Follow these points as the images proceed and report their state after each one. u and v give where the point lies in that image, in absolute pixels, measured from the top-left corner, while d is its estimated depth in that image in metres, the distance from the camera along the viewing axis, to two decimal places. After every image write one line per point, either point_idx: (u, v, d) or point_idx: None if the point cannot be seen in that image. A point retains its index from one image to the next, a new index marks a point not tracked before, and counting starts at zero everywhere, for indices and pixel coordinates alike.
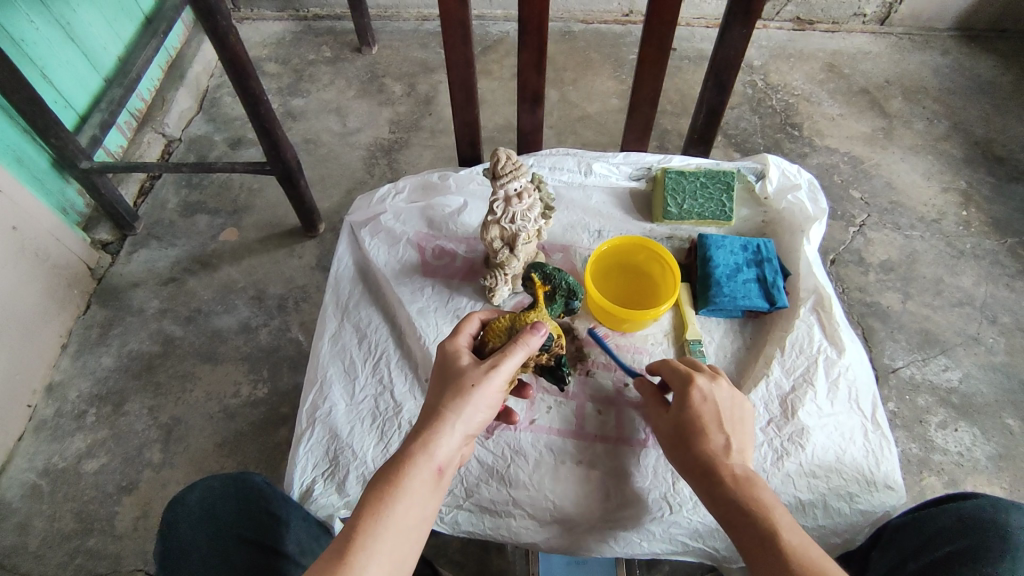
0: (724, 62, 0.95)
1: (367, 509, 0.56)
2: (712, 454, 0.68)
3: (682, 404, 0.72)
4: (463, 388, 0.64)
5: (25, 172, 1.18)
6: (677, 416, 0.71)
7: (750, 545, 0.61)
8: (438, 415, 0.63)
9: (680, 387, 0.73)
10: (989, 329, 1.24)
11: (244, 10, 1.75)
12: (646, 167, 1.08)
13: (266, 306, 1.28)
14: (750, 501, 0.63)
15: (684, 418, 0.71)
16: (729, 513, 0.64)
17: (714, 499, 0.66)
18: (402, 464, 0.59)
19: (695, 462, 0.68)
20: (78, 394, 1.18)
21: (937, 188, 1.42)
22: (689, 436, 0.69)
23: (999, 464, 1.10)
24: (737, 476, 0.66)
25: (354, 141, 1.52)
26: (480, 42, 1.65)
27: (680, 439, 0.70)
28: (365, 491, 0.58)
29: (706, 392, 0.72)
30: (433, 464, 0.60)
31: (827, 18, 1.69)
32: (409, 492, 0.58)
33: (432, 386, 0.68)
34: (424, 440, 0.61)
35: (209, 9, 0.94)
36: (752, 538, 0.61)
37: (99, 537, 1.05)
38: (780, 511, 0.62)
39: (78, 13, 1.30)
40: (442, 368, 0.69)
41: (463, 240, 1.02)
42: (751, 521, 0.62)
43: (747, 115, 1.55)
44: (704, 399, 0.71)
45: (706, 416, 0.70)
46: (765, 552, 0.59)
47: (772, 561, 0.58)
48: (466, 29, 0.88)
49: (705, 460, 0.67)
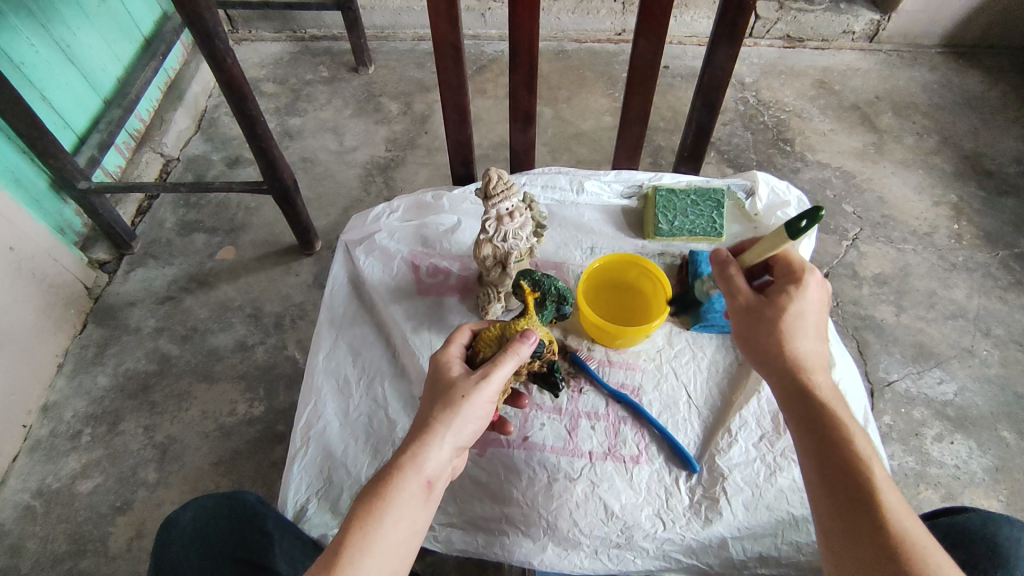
0: (712, 82, 0.97)
1: (356, 519, 0.57)
2: (806, 358, 0.66)
3: (795, 301, 0.68)
4: (453, 398, 0.64)
5: (23, 192, 1.19)
6: (788, 308, 0.68)
7: (829, 464, 0.60)
8: (427, 427, 0.62)
9: (795, 284, 0.69)
10: (983, 341, 1.24)
11: (242, 31, 1.78)
12: (637, 185, 1.10)
13: (262, 324, 1.28)
14: (839, 418, 0.62)
15: (796, 314, 0.68)
16: (813, 425, 0.62)
17: (799, 405, 0.64)
18: (388, 478, 0.59)
19: (787, 361, 0.66)
20: (73, 414, 1.18)
21: (929, 203, 1.44)
22: (792, 333, 0.67)
23: (996, 477, 1.10)
24: (829, 389, 0.65)
25: (351, 160, 1.53)
26: (475, 61, 1.68)
27: (779, 333, 0.67)
28: (352, 506, 0.58)
29: (813, 293, 0.69)
30: (423, 477, 0.60)
31: (817, 35, 1.72)
32: (399, 504, 0.58)
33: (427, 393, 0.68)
34: (414, 450, 0.61)
35: (206, 33, 0.95)
36: (832, 456, 0.60)
37: (92, 558, 1.04)
38: (861, 436, 0.61)
39: (78, 36, 1.32)
40: (437, 375, 0.69)
41: (457, 258, 1.03)
42: (839, 442, 0.60)
43: (740, 131, 1.57)
44: (813, 301, 0.69)
45: (811, 318, 0.68)
46: (846, 475, 0.58)
47: (851, 484, 0.58)
48: (458, 52, 0.89)
49: (800, 361, 0.66)
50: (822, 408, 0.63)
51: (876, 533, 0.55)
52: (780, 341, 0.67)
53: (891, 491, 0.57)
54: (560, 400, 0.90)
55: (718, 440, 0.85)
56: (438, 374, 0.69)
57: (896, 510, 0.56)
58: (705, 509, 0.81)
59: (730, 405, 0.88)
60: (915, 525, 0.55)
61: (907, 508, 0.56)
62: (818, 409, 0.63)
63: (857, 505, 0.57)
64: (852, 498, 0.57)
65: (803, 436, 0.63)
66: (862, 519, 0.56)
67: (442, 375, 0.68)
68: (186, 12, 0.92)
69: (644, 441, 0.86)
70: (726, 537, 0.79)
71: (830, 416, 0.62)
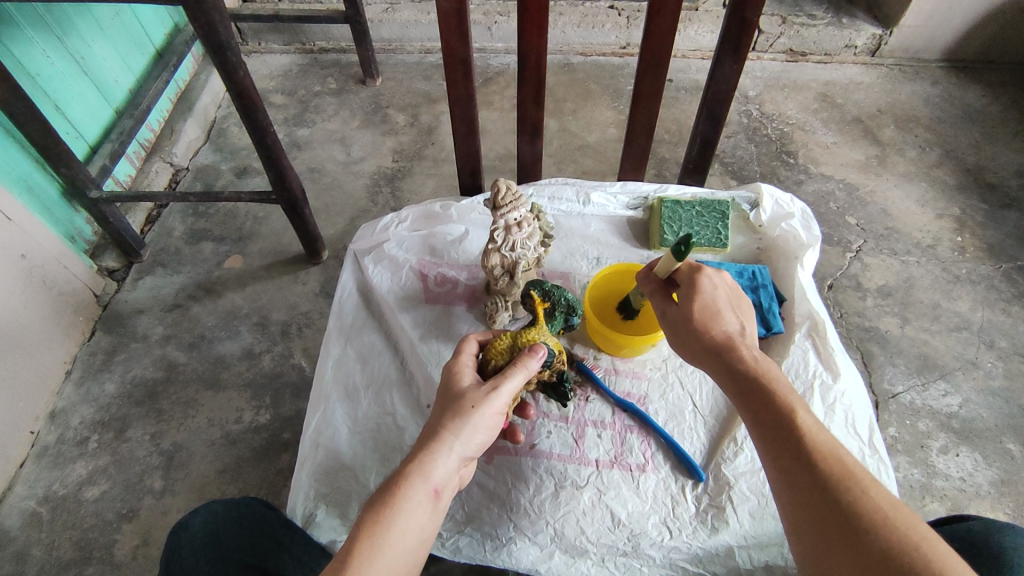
0: (716, 95, 0.98)
1: (366, 525, 0.57)
2: (729, 334, 0.69)
3: (699, 300, 0.71)
4: (462, 407, 0.65)
5: (36, 201, 1.21)
6: (697, 306, 0.71)
7: (767, 430, 0.62)
8: (436, 436, 0.63)
9: (694, 284, 0.72)
10: (987, 353, 1.25)
11: (252, 43, 1.81)
12: (643, 197, 1.11)
13: (269, 332, 1.29)
14: (770, 381, 0.64)
15: (702, 310, 0.71)
16: (745, 396, 0.64)
17: (729, 380, 0.66)
18: (398, 485, 0.59)
19: (710, 346, 0.68)
20: (80, 420, 1.19)
21: (932, 215, 1.44)
22: (707, 322, 0.70)
23: (1002, 490, 1.10)
24: (753, 357, 0.67)
25: (358, 170, 1.55)
26: (482, 74, 1.70)
27: (694, 328, 0.70)
28: (361, 513, 0.58)
29: (717, 282, 0.73)
30: (430, 486, 0.60)
31: (820, 49, 1.74)
32: (408, 509, 0.58)
33: (436, 403, 0.69)
34: (423, 458, 0.61)
35: (220, 47, 0.97)
36: (769, 422, 0.62)
37: (98, 565, 1.05)
38: (792, 392, 0.63)
39: (92, 48, 1.34)
40: (446, 385, 0.70)
41: (464, 267, 1.04)
42: (773, 406, 0.62)
43: (743, 143, 1.58)
44: (715, 292, 0.72)
45: (721, 304, 0.71)
46: (784, 437, 0.60)
47: (790, 444, 0.60)
48: (467, 65, 0.91)
49: (723, 341, 0.68)
50: (750, 378, 0.65)
51: (821, 489, 0.57)
52: (698, 335, 0.70)
53: (826, 440, 0.60)
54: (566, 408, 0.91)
55: (724, 449, 0.86)
56: (447, 384, 0.70)
57: (835, 459, 0.58)
58: (712, 518, 0.81)
59: (736, 414, 0.88)
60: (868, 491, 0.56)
61: (846, 454, 0.59)
62: (748, 379, 0.65)
63: (799, 465, 0.59)
64: (793, 460, 0.59)
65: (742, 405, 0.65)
66: (806, 479, 0.58)
67: (449, 385, 0.69)
68: (200, 25, 0.94)
69: (650, 449, 0.87)
70: (733, 545, 0.80)
71: (759, 382, 0.64)
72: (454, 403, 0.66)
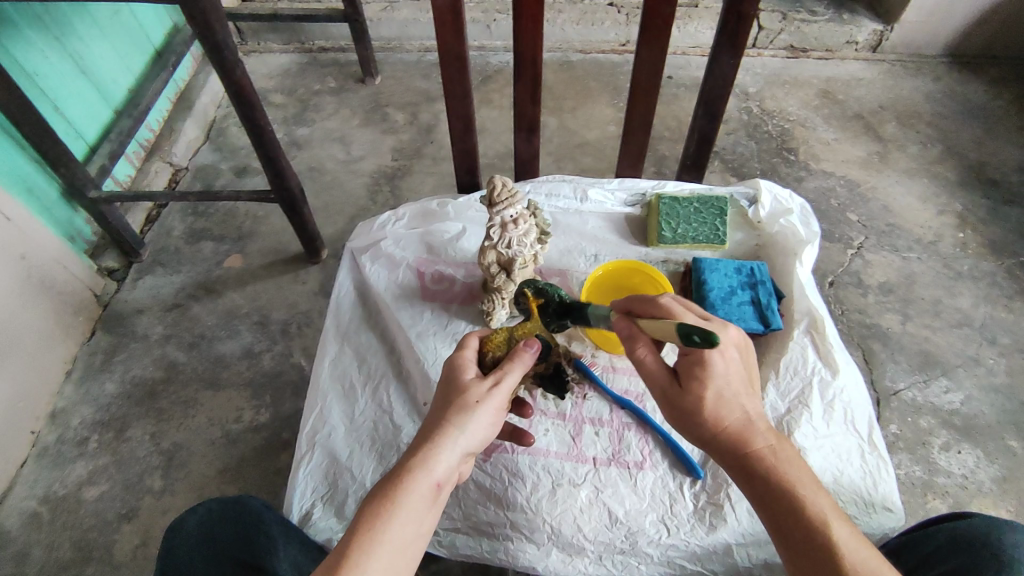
0: (714, 90, 0.98)
1: (365, 520, 0.55)
2: (742, 419, 0.62)
3: (711, 387, 0.61)
4: (466, 402, 0.63)
5: (36, 202, 1.22)
6: (708, 393, 0.61)
7: (777, 523, 0.59)
8: (439, 431, 0.61)
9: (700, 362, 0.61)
10: (989, 350, 1.24)
11: (251, 43, 1.81)
12: (640, 193, 1.11)
13: (268, 331, 1.29)
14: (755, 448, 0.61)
15: (715, 397, 0.61)
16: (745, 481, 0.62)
17: (732, 467, 0.63)
18: (399, 477, 0.58)
19: (718, 441, 0.62)
20: (80, 420, 1.19)
21: (934, 211, 1.44)
22: (719, 415, 0.62)
23: (1004, 487, 1.09)
24: (770, 450, 0.61)
25: (357, 169, 1.55)
26: (481, 72, 1.69)
27: (703, 421, 0.62)
28: (359, 510, 0.56)
29: (726, 352, 0.62)
30: (432, 479, 0.59)
31: (820, 46, 1.73)
32: (410, 505, 0.57)
33: (437, 397, 0.67)
34: (426, 454, 0.60)
35: (216, 45, 0.96)
36: (772, 502, 0.60)
37: (98, 564, 1.05)
38: (783, 457, 0.61)
39: (90, 48, 1.34)
40: (445, 378, 0.68)
41: (462, 265, 1.03)
42: (784, 503, 0.59)
43: (744, 140, 1.57)
44: (728, 374, 0.62)
45: (733, 387, 0.62)
46: (794, 535, 0.58)
47: (799, 540, 0.58)
48: (463, 61, 0.91)
49: (738, 435, 0.62)
50: (760, 475, 0.61)
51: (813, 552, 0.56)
52: (706, 428, 0.62)
53: (842, 524, 0.58)
54: (564, 405, 0.90)
55: None
56: (446, 377, 0.68)
57: (852, 549, 0.56)
58: (710, 516, 0.81)
59: None
60: (851, 548, 0.56)
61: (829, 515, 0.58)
62: (757, 478, 0.61)
63: (808, 560, 0.56)
64: (787, 525, 0.59)
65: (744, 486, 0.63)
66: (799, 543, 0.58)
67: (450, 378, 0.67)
68: (196, 23, 0.94)
69: (648, 446, 0.87)
70: (732, 543, 0.79)
71: (769, 479, 0.60)
72: (457, 399, 0.64)
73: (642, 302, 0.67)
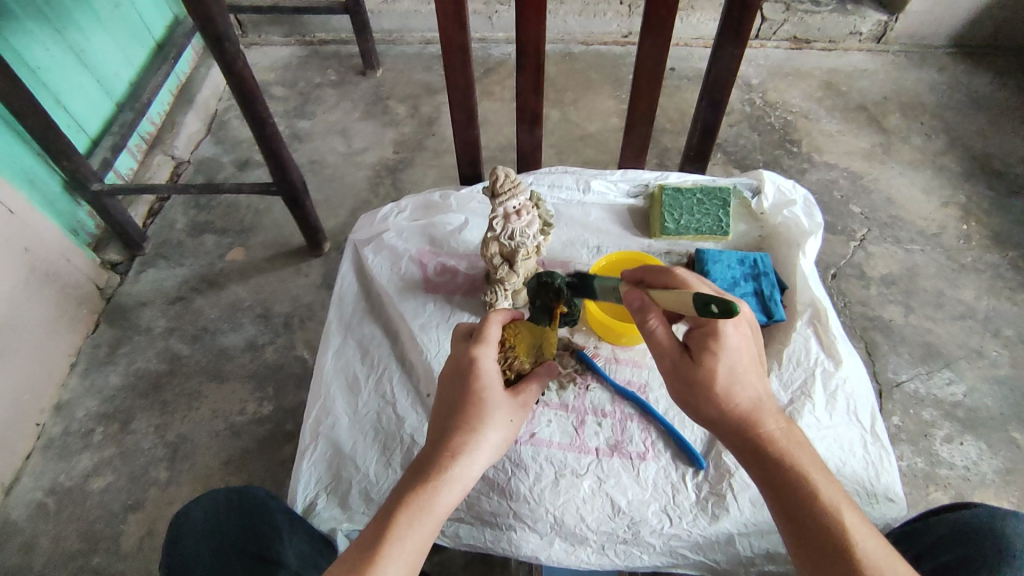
0: (718, 81, 0.97)
1: (396, 525, 0.56)
2: (753, 400, 0.63)
3: (722, 359, 0.63)
4: (494, 418, 0.64)
5: (38, 194, 1.21)
6: (719, 365, 0.63)
7: (787, 507, 0.59)
8: (471, 439, 0.62)
9: (714, 334, 0.63)
10: (992, 342, 1.24)
11: (252, 36, 1.80)
12: (643, 184, 1.10)
13: (271, 324, 1.29)
14: (766, 431, 0.62)
15: (727, 371, 0.63)
16: (754, 465, 0.62)
17: (740, 451, 0.63)
18: (433, 484, 0.59)
19: (728, 420, 0.63)
20: (85, 413, 1.20)
21: (937, 203, 1.43)
22: (729, 390, 0.63)
23: (1007, 478, 1.09)
24: (781, 432, 0.62)
25: (359, 162, 1.54)
26: (482, 64, 1.69)
27: (714, 396, 0.63)
28: (391, 513, 0.57)
29: (739, 329, 0.64)
30: (461, 488, 0.60)
31: (824, 37, 1.72)
32: (438, 516, 0.58)
33: (457, 393, 0.65)
34: (455, 464, 0.60)
35: (218, 37, 0.96)
36: (783, 487, 0.60)
37: (105, 555, 1.06)
38: (794, 442, 0.62)
39: (91, 41, 1.34)
40: (465, 374, 0.66)
41: (464, 257, 1.03)
42: (794, 485, 0.59)
43: (746, 132, 1.57)
44: (739, 347, 0.63)
45: (743, 361, 0.64)
46: (803, 520, 0.58)
47: (809, 525, 0.58)
48: (465, 53, 0.90)
49: (750, 415, 0.63)
50: (771, 458, 0.61)
51: (824, 536, 0.57)
52: (714, 405, 0.63)
53: (852, 511, 0.58)
54: (567, 396, 0.90)
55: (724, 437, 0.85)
56: (466, 373, 0.66)
57: (862, 536, 0.56)
58: (712, 506, 0.81)
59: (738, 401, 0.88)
60: (859, 532, 0.57)
61: (839, 502, 0.58)
62: (769, 461, 0.61)
63: (817, 546, 0.57)
64: (798, 509, 0.59)
65: (753, 471, 0.63)
66: (810, 527, 0.58)
67: (473, 377, 0.65)
68: (197, 15, 0.93)
69: (650, 437, 0.87)
70: (734, 533, 0.80)
71: (779, 462, 0.61)
72: (483, 408, 0.64)
73: (657, 275, 0.70)
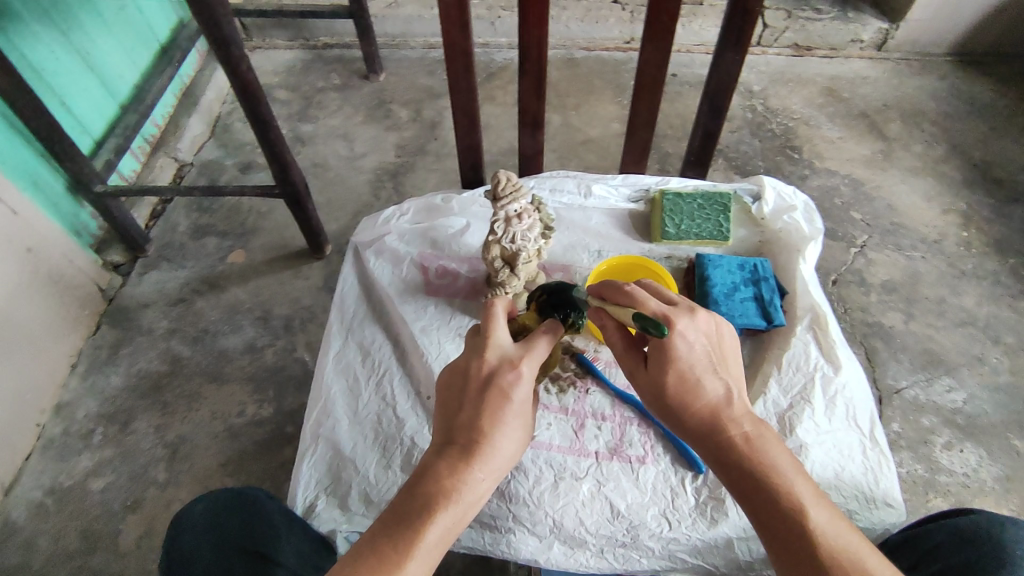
0: (719, 86, 0.97)
1: (422, 540, 0.55)
2: (712, 406, 0.64)
3: (672, 370, 0.64)
4: (518, 437, 0.62)
5: (42, 195, 1.21)
6: (670, 377, 0.64)
7: (756, 511, 0.60)
8: (499, 456, 0.60)
9: (660, 347, 0.65)
10: (992, 349, 1.24)
11: (256, 39, 1.81)
12: (644, 189, 1.11)
13: (272, 326, 1.30)
14: (731, 434, 0.63)
15: (678, 379, 0.64)
16: (722, 469, 0.63)
17: (707, 454, 0.64)
18: (460, 499, 0.58)
19: (688, 427, 0.65)
20: (86, 413, 1.20)
21: (938, 210, 1.44)
22: (685, 398, 0.64)
23: (1007, 486, 1.09)
24: (744, 436, 0.62)
25: (361, 165, 1.55)
26: (484, 69, 1.70)
27: (670, 403, 0.65)
28: (413, 524, 0.56)
29: (692, 339, 0.65)
30: (480, 502, 0.60)
31: (825, 44, 1.73)
32: (457, 534, 0.58)
33: (491, 405, 0.61)
34: (481, 482, 0.59)
35: (222, 39, 0.97)
36: (752, 489, 0.60)
37: (103, 556, 1.06)
38: (760, 445, 0.62)
39: (96, 43, 1.35)
40: (505, 389, 0.62)
41: (465, 260, 1.04)
42: (760, 487, 0.60)
43: (747, 138, 1.57)
44: (691, 356, 0.64)
45: (698, 368, 0.64)
46: (772, 521, 0.59)
47: (779, 528, 0.58)
48: (468, 57, 0.91)
49: (710, 423, 0.64)
50: (735, 463, 0.62)
51: (796, 538, 0.57)
52: (675, 411, 0.65)
53: (823, 512, 0.58)
54: (567, 400, 0.91)
55: None
56: (504, 388, 0.62)
57: (832, 537, 0.56)
58: (711, 510, 0.81)
59: None
60: (833, 533, 0.57)
61: (811, 506, 0.58)
62: (733, 463, 0.62)
63: (789, 548, 0.57)
64: (767, 509, 0.59)
65: (721, 474, 0.63)
66: (782, 528, 0.58)
67: (512, 396, 0.61)
68: (203, 18, 0.94)
69: (650, 441, 0.87)
70: (733, 537, 0.80)
71: (743, 464, 0.61)
72: (514, 428, 0.61)
73: (613, 290, 0.70)
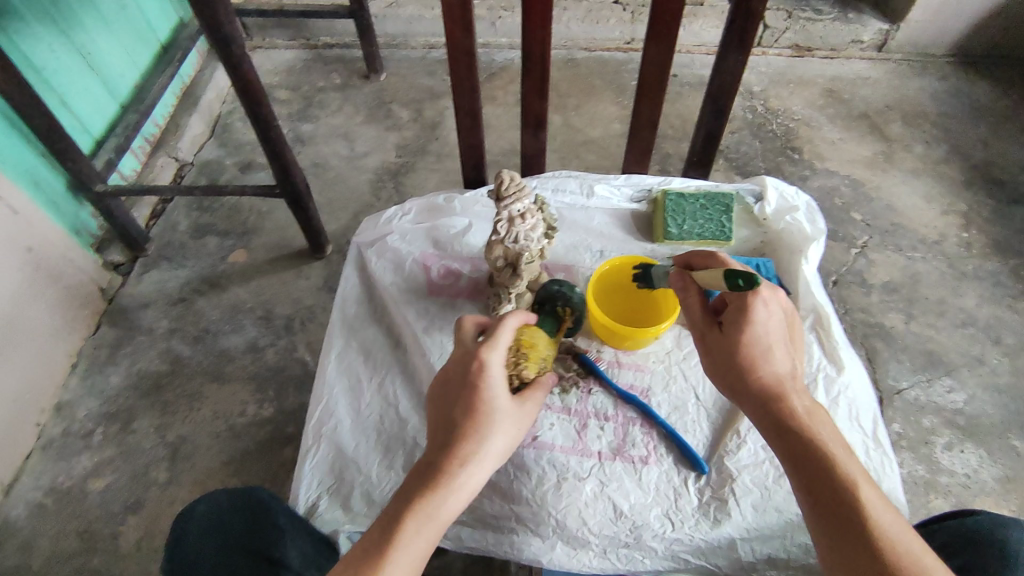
0: (721, 87, 0.97)
1: (402, 532, 0.57)
2: (777, 376, 0.67)
3: (749, 332, 0.68)
4: (500, 424, 0.62)
5: (41, 194, 1.20)
6: (747, 336, 0.68)
7: (804, 478, 0.61)
8: (477, 443, 0.61)
9: (743, 307, 0.68)
10: (992, 350, 1.24)
11: (257, 39, 1.81)
12: (647, 189, 1.11)
13: (273, 326, 1.29)
14: (792, 405, 0.65)
15: (755, 343, 0.68)
16: (777, 434, 0.64)
17: (764, 421, 0.66)
18: (437, 491, 0.59)
19: (751, 391, 0.67)
20: (86, 413, 1.20)
21: (938, 211, 1.44)
22: (755, 363, 0.67)
23: (1008, 487, 1.10)
24: (804, 408, 0.65)
25: (362, 165, 1.55)
26: (485, 69, 1.69)
27: (739, 364, 0.68)
28: (392, 519, 0.58)
29: (773, 309, 0.69)
30: (465, 491, 0.60)
31: (826, 45, 1.72)
32: (442, 525, 0.58)
33: (463, 400, 0.63)
34: (462, 472, 0.60)
35: (224, 39, 0.97)
36: (802, 456, 0.62)
37: (103, 556, 1.05)
38: (814, 419, 0.64)
39: (97, 42, 1.35)
40: (474, 381, 0.63)
41: (468, 260, 1.04)
42: (812, 454, 0.61)
43: (748, 139, 1.57)
44: (768, 325, 0.68)
45: (773, 338, 0.68)
46: (820, 489, 0.59)
47: (826, 495, 0.59)
48: (471, 58, 0.91)
49: (773, 391, 0.66)
50: (792, 430, 0.63)
51: (842, 507, 0.58)
52: (742, 372, 0.67)
53: (871, 490, 0.58)
54: (569, 400, 0.91)
55: (727, 441, 0.85)
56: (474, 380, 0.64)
57: (880, 513, 0.57)
58: (714, 510, 0.81)
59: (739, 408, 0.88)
60: (879, 509, 0.57)
61: (860, 481, 0.59)
62: (789, 430, 0.64)
63: (835, 514, 0.58)
64: (818, 477, 0.60)
65: (774, 442, 0.65)
66: (829, 496, 0.59)
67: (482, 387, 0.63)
68: (204, 18, 0.94)
69: (654, 441, 0.87)
70: (736, 538, 0.80)
71: (799, 432, 0.63)
72: (491, 415, 0.62)
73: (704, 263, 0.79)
